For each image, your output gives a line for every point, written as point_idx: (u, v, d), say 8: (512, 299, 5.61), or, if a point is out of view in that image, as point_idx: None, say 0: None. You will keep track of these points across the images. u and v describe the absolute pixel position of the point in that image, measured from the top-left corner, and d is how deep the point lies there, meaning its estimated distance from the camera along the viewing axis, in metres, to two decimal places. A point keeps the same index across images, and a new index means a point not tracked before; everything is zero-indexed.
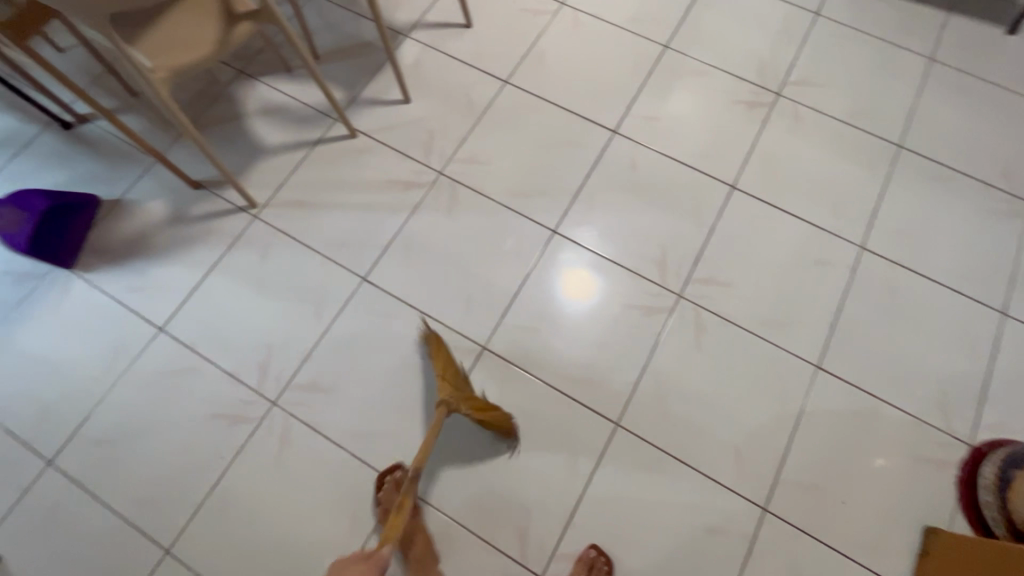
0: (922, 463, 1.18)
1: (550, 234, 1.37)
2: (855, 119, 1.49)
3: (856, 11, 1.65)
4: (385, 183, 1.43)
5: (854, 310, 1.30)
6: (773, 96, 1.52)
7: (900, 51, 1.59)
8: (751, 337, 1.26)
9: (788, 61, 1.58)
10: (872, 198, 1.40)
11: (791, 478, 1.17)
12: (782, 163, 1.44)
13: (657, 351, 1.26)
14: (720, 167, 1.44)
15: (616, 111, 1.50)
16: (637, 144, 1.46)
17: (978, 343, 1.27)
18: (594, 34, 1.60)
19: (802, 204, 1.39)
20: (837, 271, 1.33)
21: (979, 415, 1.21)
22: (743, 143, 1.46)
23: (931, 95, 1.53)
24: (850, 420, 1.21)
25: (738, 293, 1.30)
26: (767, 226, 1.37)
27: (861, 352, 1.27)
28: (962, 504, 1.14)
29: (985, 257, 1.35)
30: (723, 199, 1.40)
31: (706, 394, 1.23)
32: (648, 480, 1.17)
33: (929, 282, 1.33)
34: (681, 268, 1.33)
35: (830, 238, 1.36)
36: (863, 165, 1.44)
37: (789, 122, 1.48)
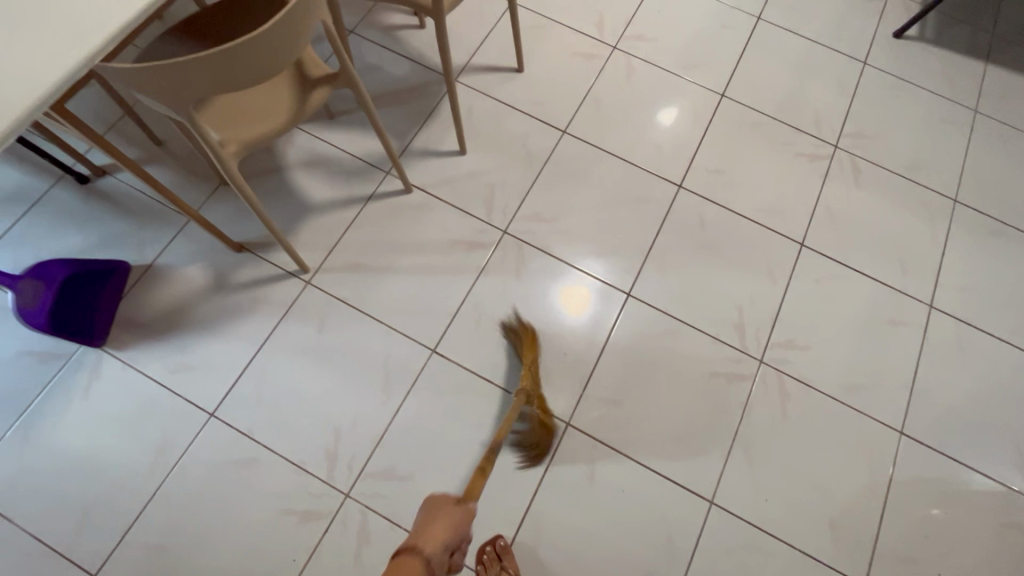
0: (1009, 529, 1.19)
1: (625, 298, 1.33)
2: (908, 174, 1.52)
3: (901, 60, 1.67)
4: (448, 243, 1.35)
5: (929, 370, 1.31)
6: (831, 149, 1.53)
7: (945, 102, 1.62)
8: (833, 402, 1.26)
9: (841, 112, 1.58)
10: (934, 255, 1.43)
11: (887, 551, 1.16)
12: (845, 220, 1.44)
13: (744, 421, 1.23)
14: (787, 224, 1.43)
15: (679, 164, 1.47)
16: (703, 199, 1.44)
17: None
18: (650, 81, 1.57)
19: (869, 262, 1.40)
20: (908, 331, 1.34)
21: None
22: (806, 198, 1.46)
23: (978, 148, 1.57)
24: (937, 487, 1.21)
25: (817, 356, 1.30)
26: (838, 285, 1.37)
27: (940, 414, 1.27)
28: None
29: None
30: (793, 257, 1.39)
31: (797, 464, 1.21)
32: (748, 560, 1.13)
33: (997, 339, 1.35)
34: (759, 331, 1.31)
35: (897, 297, 1.37)
36: (922, 221, 1.46)
37: (848, 177, 1.50)
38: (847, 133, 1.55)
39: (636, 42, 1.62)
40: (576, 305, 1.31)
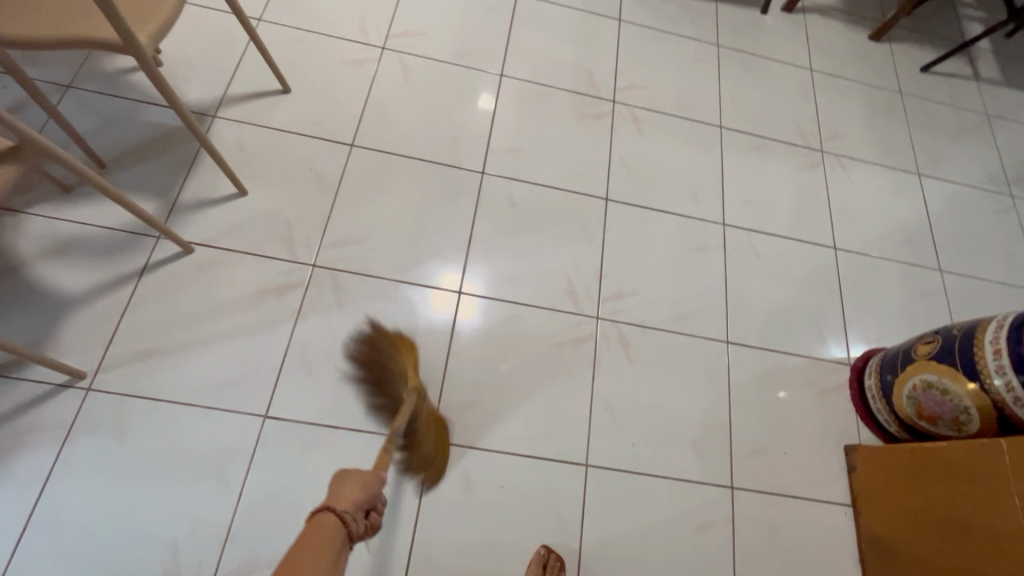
0: (826, 394, 1.38)
1: (457, 297, 1.30)
2: (679, 112, 1.67)
3: (649, 11, 1.82)
4: (253, 295, 1.22)
5: (736, 280, 1.46)
6: (610, 105, 1.62)
7: (692, 42, 1.80)
8: (668, 335, 1.36)
9: (611, 68, 1.69)
10: (716, 179, 1.59)
11: (743, 449, 1.28)
12: (637, 166, 1.55)
13: (597, 378, 1.28)
14: (590, 183, 1.50)
15: (477, 151, 1.47)
16: (508, 179, 1.45)
17: (828, 277, 1.53)
18: (428, 75, 1.54)
19: (666, 199, 1.53)
20: (712, 251, 1.48)
21: (847, 337, 1.46)
22: (600, 154, 1.54)
23: (727, 77, 1.77)
24: (766, 379, 1.36)
25: (644, 298, 1.39)
26: (646, 228, 1.47)
27: (754, 316, 1.43)
28: (861, 418, 1.36)
29: (807, 205, 1.62)
30: (602, 212, 1.46)
31: (652, 401, 1.28)
32: (632, 506, 1.19)
33: (780, 237, 1.55)
34: (589, 291, 1.37)
35: (696, 223, 1.51)
36: (700, 151, 1.62)
37: (631, 127, 1.60)
38: (620, 86, 1.66)
39: (404, 40, 1.58)
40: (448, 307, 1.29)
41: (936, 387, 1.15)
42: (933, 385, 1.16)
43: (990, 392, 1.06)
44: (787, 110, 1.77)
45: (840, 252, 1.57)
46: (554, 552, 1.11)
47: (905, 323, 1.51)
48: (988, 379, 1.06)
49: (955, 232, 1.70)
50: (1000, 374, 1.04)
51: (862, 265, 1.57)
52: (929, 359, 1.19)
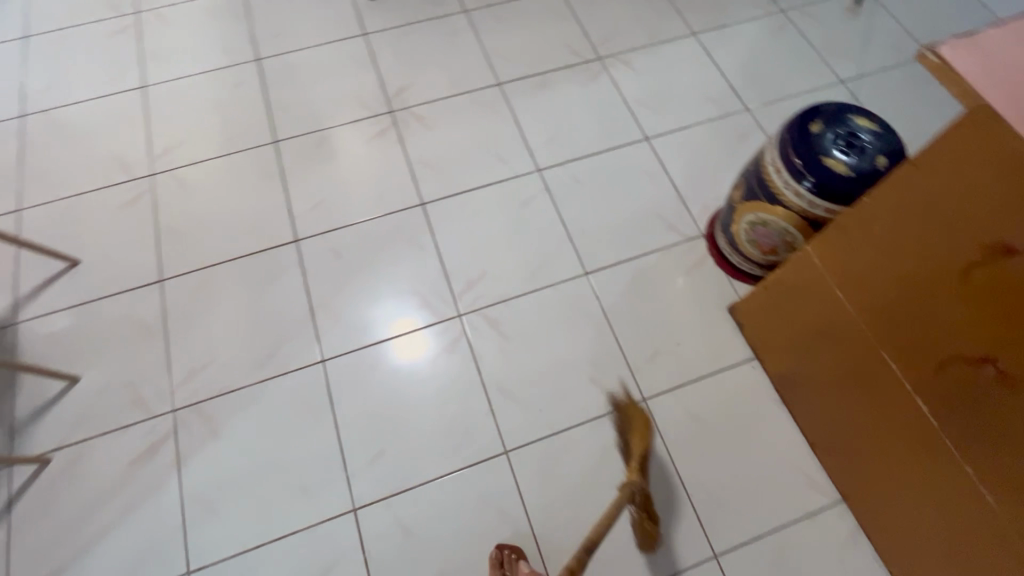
0: (692, 271, 1.43)
1: (323, 367, 1.31)
2: (455, 90, 1.69)
3: (389, 12, 1.83)
4: (127, 468, 1.20)
5: (570, 214, 1.50)
6: (389, 116, 1.63)
7: (440, 19, 1.81)
8: (529, 296, 1.39)
9: (377, 83, 1.69)
10: (515, 133, 1.62)
11: (640, 361, 1.32)
12: (438, 159, 1.57)
13: (482, 370, 1.31)
14: (401, 198, 1.51)
15: (284, 224, 1.47)
16: (323, 235, 1.45)
17: (652, 167, 1.57)
18: (207, 178, 1.53)
19: (478, 175, 1.55)
20: (537, 200, 1.51)
21: (690, 211, 1.51)
22: (399, 167, 1.55)
23: (486, 35, 1.79)
24: (634, 288, 1.41)
25: (495, 274, 1.41)
26: (470, 211, 1.49)
27: (600, 237, 1.47)
28: (732, 275, 1.42)
29: (607, 112, 1.66)
30: (423, 218, 1.48)
31: (541, 363, 1.32)
32: (563, 464, 1.22)
33: (594, 154, 1.59)
34: (442, 295, 1.39)
35: (513, 182, 1.54)
36: (489, 116, 1.64)
37: (417, 126, 1.62)
38: (391, 95, 1.67)
39: (169, 157, 1.55)
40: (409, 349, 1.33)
41: (759, 223, 1.21)
42: (756, 223, 1.22)
43: (792, 208, 1.12)
44: (554, 35, 1.80)
45: (653, 138, 1.62)
46: (507, 547, 1.10)
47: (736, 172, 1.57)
48: (786, 198, 1.12)
49: (748, 68, 1.76)
50: (790, 189, 1.10)
51: (677, 140, 1.62)
52: (743, 203, 1.24)
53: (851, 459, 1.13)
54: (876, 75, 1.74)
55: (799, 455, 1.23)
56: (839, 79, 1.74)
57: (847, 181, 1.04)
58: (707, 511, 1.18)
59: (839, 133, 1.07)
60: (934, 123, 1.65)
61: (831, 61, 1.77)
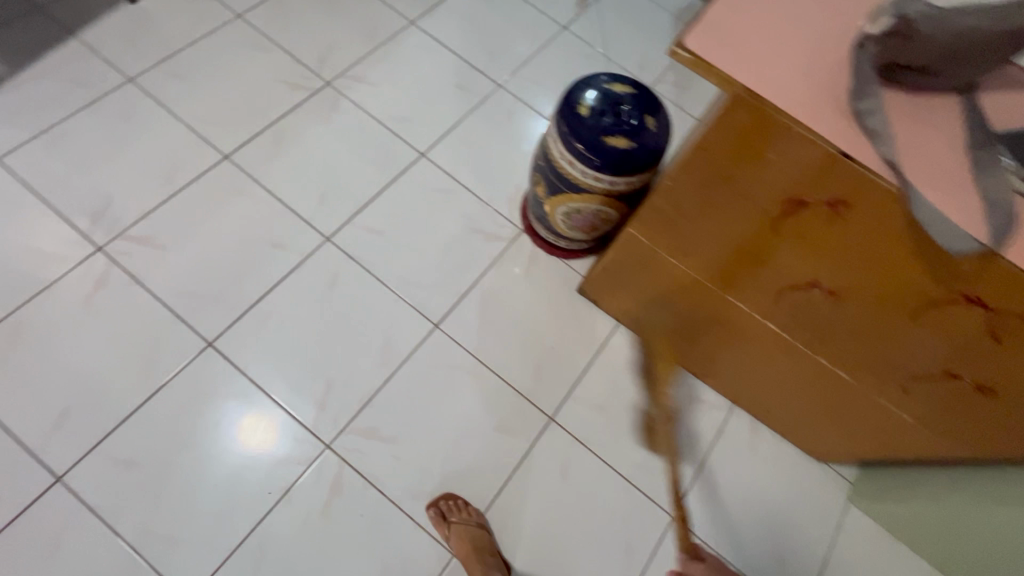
0: (530, 271, 1.39)
1: None
2: (174, 186, 1.31)
3: (18, 116, 1.32)
4: None
5: (388, 270, 1.32)
6: (100, 255, 1.21)
7: (102, 102, 1.37)
8: (392, 381, 1.22)
9: (56, 218, 1.23)
10: (277, 207, 1.34)
11: (529, 384, 1.28)
12: (199, 281, 1.23)
13: (386, 489, 1.13)
14: (177, 350, 1.16)
15: (24, 467, 1.03)
16: (95, 450, 1.06)
17: (442, 182, 1.45)
18: None
19: (261, 276, 1.26)
20: (344, 273, 1.30)
21: (499, 211, 1.45)
22: (152, 313, 1.19)
23: (176, 100, 1.41)
24: (488, 315, 1.33)
25: (342, 379, 1.20)
26: (275, 323, 1.22)
27: (430, 280, 1.33)
28: (566, 257, 1.42)
29: (367, 140, 1.46)
30: (221, 361, 1.17)
31: (442, 443, 1.19)
32: (514, 528, 1.15)
33: (378, 193, 1.40)
34: (295, 436, 1.14)
35: (307, 265, 1.29)
36: (235, 199, 1.33)
37: (147, 251, 1.24)
38: (87, 226, 1.24)
39: None
40: (296, 504, 1.09)
41: (572, 212, 1.20)
42: (571, 212, 1.20)
43: (597, 191, 1.11)
44: (262, 73, 1.48)
45: (428, 151, 1.48)
46: None
47: (520, 152, 1.54)
48: (588, 185, 1.11)
49: (480, 39, 1.69)
50: (588, 176, 1.09)
51: (452, 143, 1.51)
52: (550, 197, 1.20)
53: (730, 377, 1.25)
54: (588, 13, 1.82)
55: (690, 388, 1.35)
56: (561, 25, 1.78)
57: (633, 153, 1.05)
58: (650, 484, 1.24)
59: (605, 110, 1.08)
60: (649, 45, 1.81)
61: (547, 10, 1.80)
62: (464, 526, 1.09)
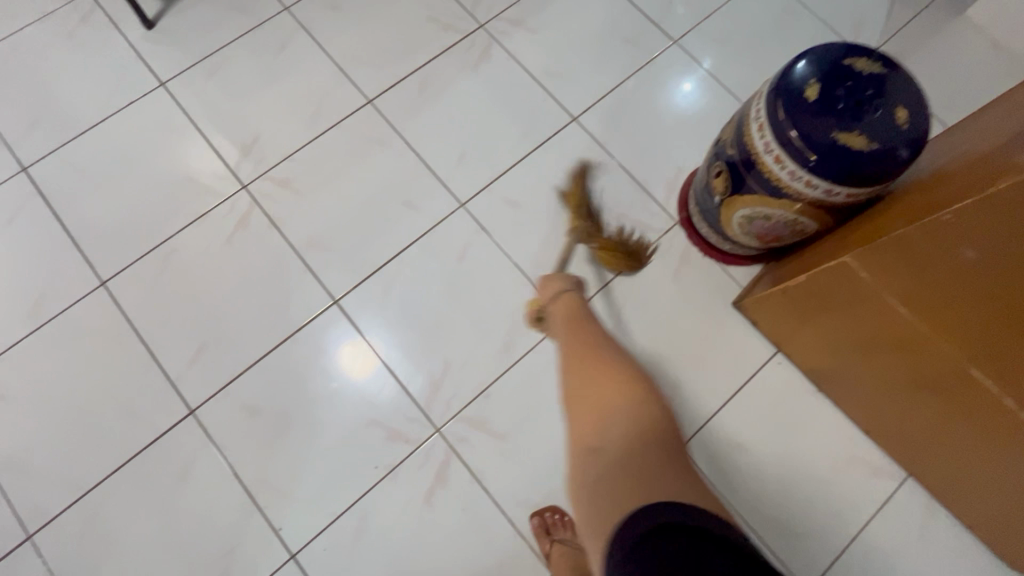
0: (681, 273, 1.20)
1: (296, 565, 1.01)
2: (316, 128, 1.26)
3: (183, 40, 1.31)
4: None
5: (520, 249, 1.20)
6: (243, 194, 1.21)
7: (258, 30, 1.33)
8: (511, 374, 1.12)
9: (208, 151, 1.23)
10: (414, 162, 1.24)
11: (661, 406, 1.12)
12: (330, 234, 1.19)
13: (491, 489, 1.06)
14: (305, 302, 1.15)
15: (166, 394, 1.08)
16: (225, 389, 1.09)
17: (593, 155, 1.27)
18: (29, 369, 1.09)
19: (390, 236, 1.19)
20: (474, 245, 1.19)
21: (654, 197, 1.25)
22: (286, 261, 1.17)
23: (327, 35, 1.33)
24: (624, 317, 1.17)
25: (460, 361, 1.12)
26: (399, 290, 1.16)
27: (565, 265, 1.19)
28: (725, 262, 1.19)
29: (516, 97, 1.30)
30: (344, 321, 1.14)
31: (555, 451, 1.08)
32: None
33: (521, 160, 1.26)
34: (407, 413, 1.09)
35: (437, 231, 1.20)
36: (374, 149, 1.25)
37: (286, 195, 1.21)
38: (234, 163, 1.23)
39: None
40: (401, 484, 1.05)
41: (757, 217, 0.97)
42: (755, 216, 0.97)
43: (802, 200, 0.87)
44: (414, 10, 1.36)
45: (582, 115, 1.29)
46: None
47: (687, 128, 1.30)
48: (792, 189, 0.87)
49: None
50: (797, 180, 0.85)
51: (609, 109, 1.30)
52: (731, 195, 0.98)
53: (919, 450, 1.01)
54: None
55: (854, 446, 1.12)
56: None
57: (871, 157, 0.79)
58: (784, 546, 1.06)
59: (840, 94, 0.81)
60: (872, 4, 1.43)
61: None
62: (564, 545, 0.99)
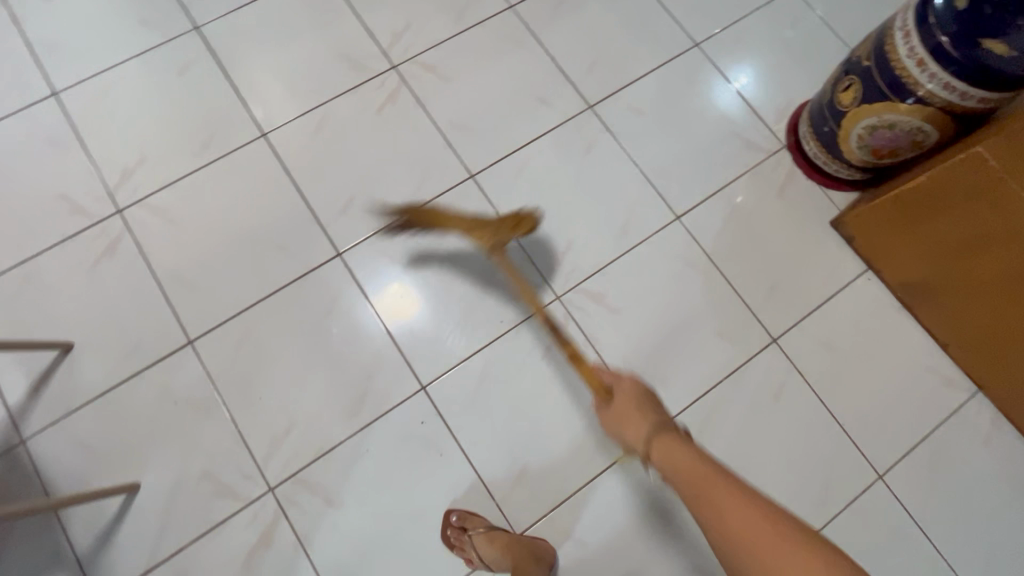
0: (785, 191, 1.30)
1: (426, 395, 1.12)
2: (462, 24, 1.36)
3: None
4: (244, 565, 1.02)
5: (640, 151, 1.30)
6: (394, 74, 1.31)
7: None
8: (626, 258, 1.23)
9: (363, 31, 1.34)
10: (549, 64, 1.35)
11: (760, 303, 1.22)
12: (471, 117, 1.30)
13: (603, 354, 1.17)
14: (444, 174, 1.26)
15: (318, 236, 1.20)
16: (370, 238, 1.21)
17: (711, 79, 1.37)
18: (196, 200, 1.20)
19: (524, 126, 1.30)
20: (598, 143, 1.30)
21: (765, 122, 1.35)
22: (429, 136, 1.28)
23: None
24: (732, 223, 1.27)
25: (581, 241, 1.23)
26: (530, 174, 1.27)
27: (681, 169, 1.30)
28: (826, 185, 1.30)
29: (645, 18, 1.41)
30: (479, 194, 1.25)
31: (661, 328, 1.19)
32: (711, 428, 1.15)
33: (646, 73, 1.36)
34: (532, 279, 1.20)
35: (567, 127, 1.31)
36: (513, 48, 1.35)
37: (432, 79, 1.32)
38: (386, 45, 1.33)
39: (134, 182, 1.20)
40: (522, 339, 1.17)
41: (881, 126, 1.08)
42: (879, 125, 1.08)
43: (934, 103, 0.99)
44: None
45: (704, 43, 1.40)
46: None
47: (799, 65, 1.40)
48: (928, 92, 0.98)
49: None
50: (935, 82, 0.97)
51: (729, 40, 1.41)
52: (859, 104, 1.08)
53: (987, 356, 1.15)
54: None
55: (932, 359, 1.22)
56: None
57: (1010, 62, 0.90)
58: (862, 436, 1.17)
59: None
60: None
61: None
62: None
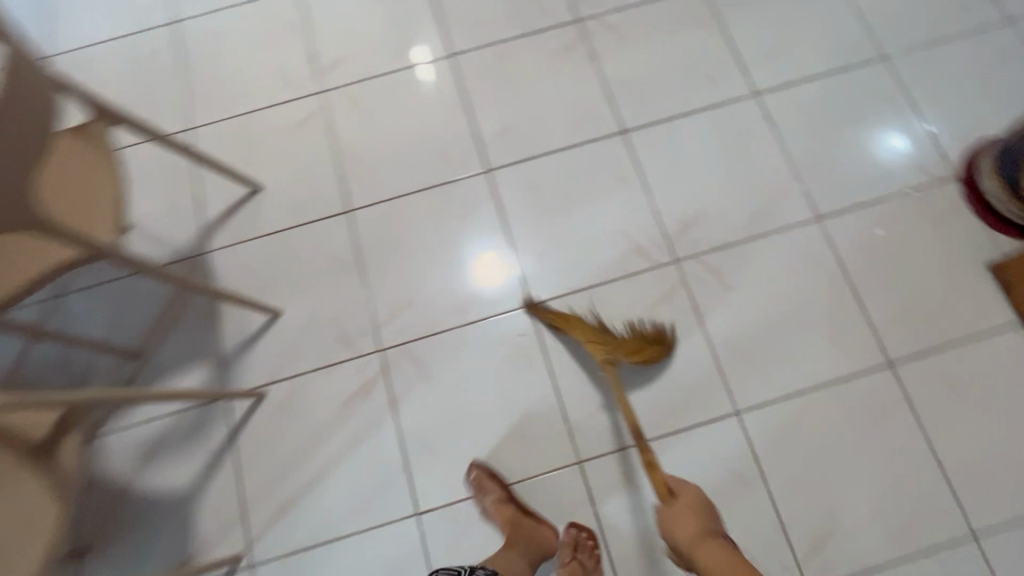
0: (945, 221, 1.23)
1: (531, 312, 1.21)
2: None
3: None
4: (342, 405, 1.17)
5: (797, 147, 1.29)
6: (577, 26, 1.41)
7: None
8: (754, 242, 1.23)
9: None
10: (726, 46, 1.37)
11: (885, 323, 1.17)
12: (637, 79, 1.36)
13: (707, 324, 1.19)
14: (599, 124, 1.33)
15: (473, 152, 1.33)
16: (517, 164, 1.31)
17: (892, 93, 1.33)
18: (383, 98, 1.38)
19: (686, 98, 1.34)
20: (755, 129, 1.31)
21: (941, 148, 1.28)
22: (594, 88, 1.36)
23: None
24: (875, 237, 1.23)
25: (712, 216, 1.25)
26: (680, 143, 1.31)
27: (834, 174, 1.27)
28: (994, 226, 1.21)
29: (837, 21, 1.38)
30: (626, 149, 1.31)
31: (772, 318, 1.18)
32: (798, 426, 1.13)
33: (824, 74, 1.34)
34: (655, 238, 1.25)
35: (728, 107, 1.33)
36: (695, 25, 1.39)
37: (610, 38, 1.39)
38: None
39: (338, 71, 1.40)
40: (632, 288, 1.22)
41: None
42: None
43: None
44: None
45: (894, 56, 1.35)
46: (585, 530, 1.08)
47: (997, 99, 1.31)
48: None
49: None
50: None
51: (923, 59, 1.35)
52: None
53: None
54: None
55: None
56: None
57: None
58: (964, 487, 1.08)
59: None
60: None
61: None
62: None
